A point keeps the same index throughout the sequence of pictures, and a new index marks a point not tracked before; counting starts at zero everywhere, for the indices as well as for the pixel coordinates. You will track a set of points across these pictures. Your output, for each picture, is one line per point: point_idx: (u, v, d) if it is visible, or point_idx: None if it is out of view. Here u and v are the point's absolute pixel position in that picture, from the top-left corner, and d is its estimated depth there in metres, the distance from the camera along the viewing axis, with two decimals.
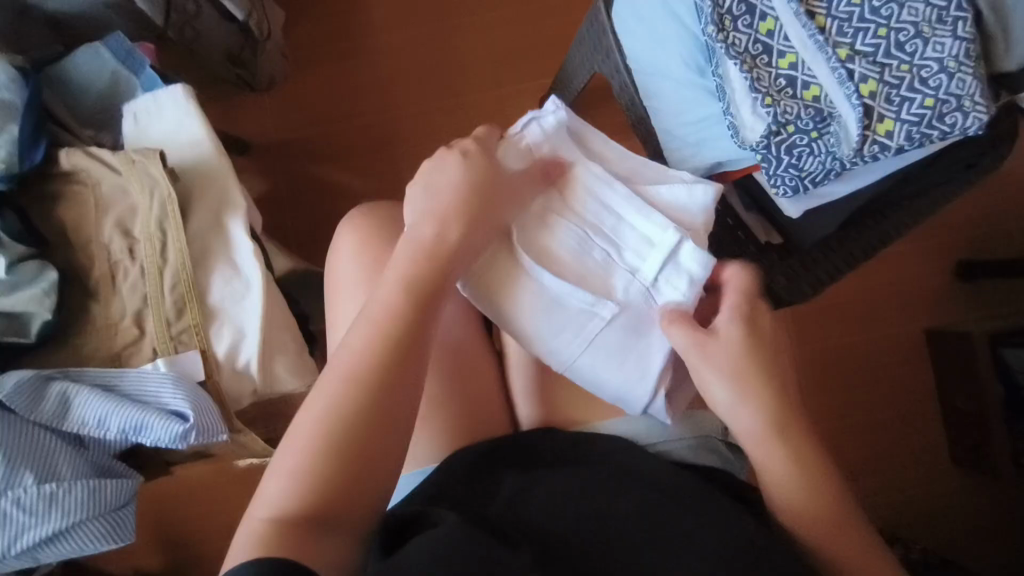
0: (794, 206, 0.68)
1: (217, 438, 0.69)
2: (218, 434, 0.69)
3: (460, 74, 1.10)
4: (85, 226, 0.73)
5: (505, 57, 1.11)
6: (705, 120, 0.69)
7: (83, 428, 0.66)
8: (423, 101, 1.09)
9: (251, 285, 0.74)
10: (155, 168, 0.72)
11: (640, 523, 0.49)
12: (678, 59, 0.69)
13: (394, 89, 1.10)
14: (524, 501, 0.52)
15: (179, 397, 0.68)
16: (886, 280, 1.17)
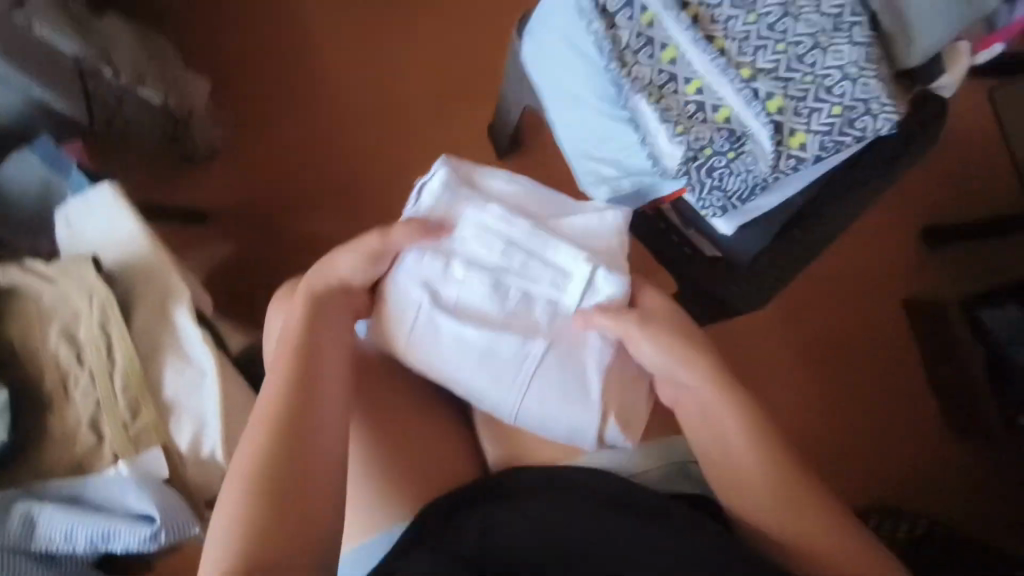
0: (727, 224, 0.67)
1: (188, 533, 0.70)
2: (190, 529, 0.70)
3: None
4: (31, 338, 0.73)
5: None
6: (628, 151, 0.68)
7: (50, 545, 0.67)
8: None
9: (205, 373, 0.74)
10: (89, 272, 0.73)
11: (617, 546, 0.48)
12: (592, 94, 0.69)
13: None
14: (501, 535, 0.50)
15: (144, 499, 0.68)
16: (857, 259, 1.15)
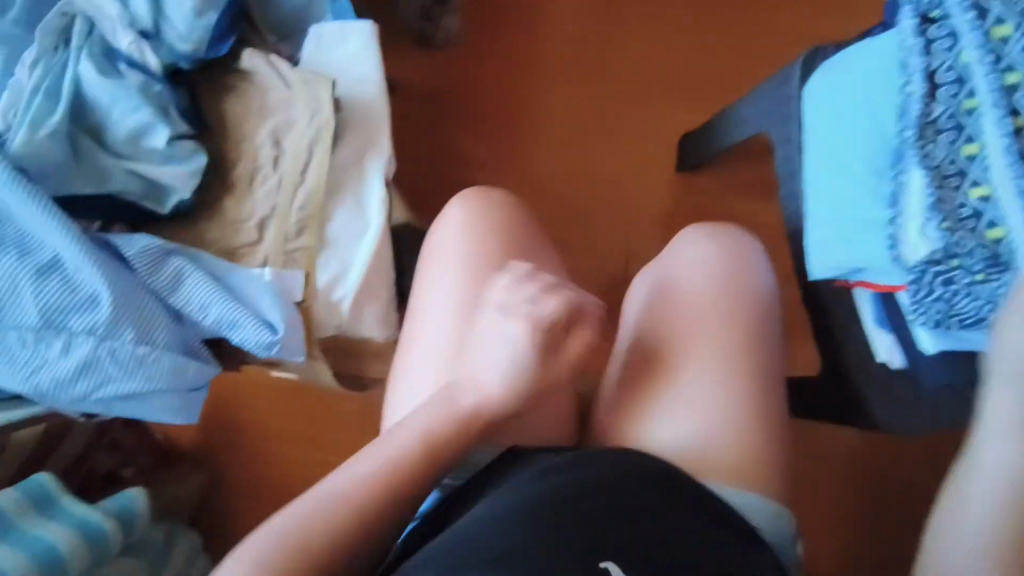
0: (937, 341, 0.61)
1: (293, 358, 0.75)
2: (296, 356, 0.75)
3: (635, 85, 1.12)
4: (245, 123, 0.79)
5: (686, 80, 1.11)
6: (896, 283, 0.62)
7: (177, 301, 0.72)
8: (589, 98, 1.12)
9: (369, 228, 0.79)
10: (324, 91, 0.77)
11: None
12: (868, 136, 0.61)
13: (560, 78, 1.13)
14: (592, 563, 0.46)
15: (275, 310, 0.73)
16: None
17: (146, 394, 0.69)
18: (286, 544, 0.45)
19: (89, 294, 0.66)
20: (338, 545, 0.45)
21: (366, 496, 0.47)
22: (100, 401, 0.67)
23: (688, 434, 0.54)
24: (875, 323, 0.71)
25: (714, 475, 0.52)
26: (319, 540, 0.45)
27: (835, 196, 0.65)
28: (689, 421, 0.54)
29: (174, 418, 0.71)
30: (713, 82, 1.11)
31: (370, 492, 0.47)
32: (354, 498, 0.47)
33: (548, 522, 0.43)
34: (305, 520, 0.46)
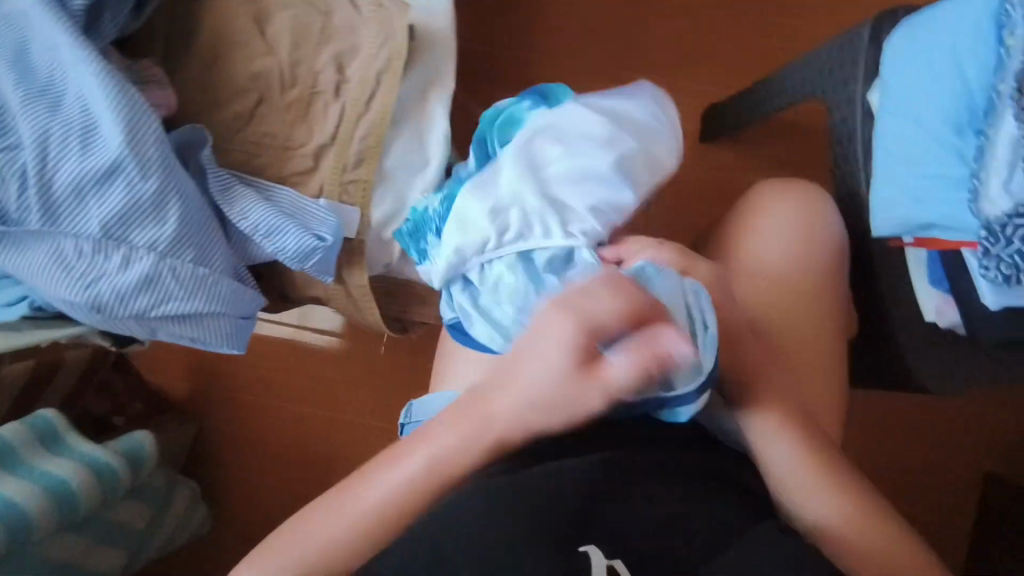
0: (994, 296, 0.64)
1: (323, 277, 0.74)
2: (326, 275, 0.74)
3: (658, 57, 1.17)
4: (303, 45, 0.75)
5: (709, 56, 1.17)
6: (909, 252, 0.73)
7: (227, 211, 0.70)
8: (613, 65, 1.18)
9: (430, 165, 0.77)
10: (398, 19, 0.75)
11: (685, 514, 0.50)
12: (953, 98, 0.64)
13: (588, 44, 1.18)
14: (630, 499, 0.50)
15: (327, 225, 0.71)
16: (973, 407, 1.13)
17: (201, 315, 0.68)
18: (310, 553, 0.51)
19: (155, 207, 0.64)
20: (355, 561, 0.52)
21: (404, 505, 0.51)
22: (154, 318, 0.66)
23: (779, 470, 0.55)
24: (927, 281, 0.72)
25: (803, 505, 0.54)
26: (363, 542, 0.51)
27: (909, 152, 0.67)
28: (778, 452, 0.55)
29: (222, 343, 0.70)
30: (735, 59, 1.17)
31: (396, 504, 0.51)
32: (383, 503, 0.51)
33: (546, 506, 0.49)
34: (387, 508, 0.51)
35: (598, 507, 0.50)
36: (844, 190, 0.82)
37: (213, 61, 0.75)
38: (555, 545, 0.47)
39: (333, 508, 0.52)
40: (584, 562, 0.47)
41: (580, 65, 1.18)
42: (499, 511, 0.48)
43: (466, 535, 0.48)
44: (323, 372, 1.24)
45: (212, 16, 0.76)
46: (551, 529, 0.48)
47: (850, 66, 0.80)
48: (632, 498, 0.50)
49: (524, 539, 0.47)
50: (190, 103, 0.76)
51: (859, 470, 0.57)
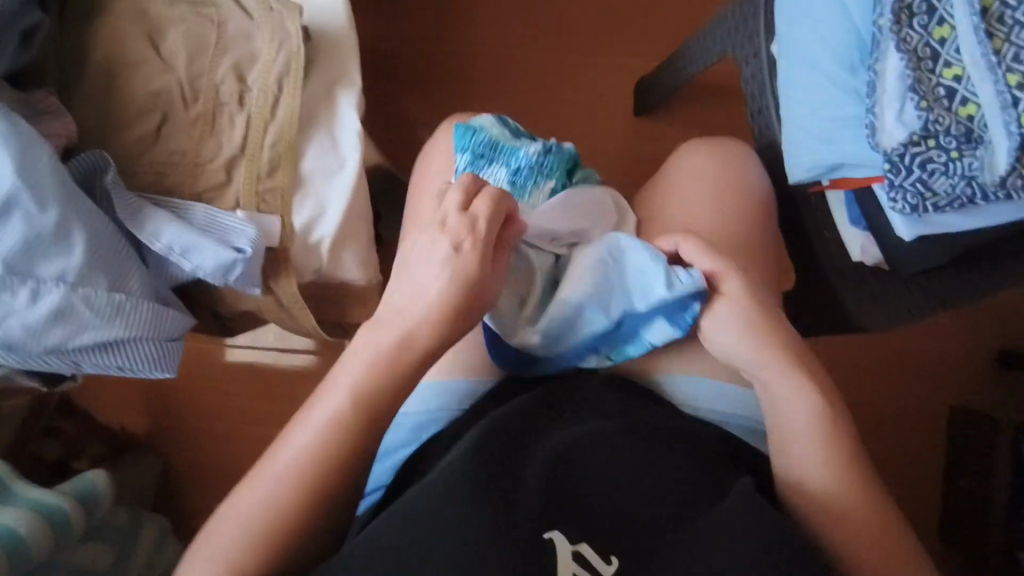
0: (907, 227, 0.64)
1: (250, 289, 0.73)
2: (252, 286, 0.73)
3: (575, 36, 1.18)
4: (200, 57, 0.74)
5: (625, 30, 1.17)
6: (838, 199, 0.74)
7: (139, 234, 0.69)
8: (532, 48, 1.17)
9: (345, 164, 0.77)
10: (291, 20, 0.75)
11: (634, 482, 0.51)
12: (841, 40, 0.66)
13: (504, 30, 1.18)
14: (578, 478, 0.52)
15: (247, 238, 0.70)
16: (923, 344, 1.15)
17: (124, 341, 0.67)
18: (240, 527, 0.51)
19: (60, 237, 0.62)
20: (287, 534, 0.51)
21: (320, 459, 0.53)
22: (72, 350, 0.65)
23: (788, 418, 0.58)
24: (847, 222, 0.73)
25: (800, 451, 0.56)
26: (291, 503, 0.52)
27: (807, 94, 0.68)
28: (776, 392, 0.59)
29: (149, 368, 0.69)
30: (650, 30, 1.17)
31: (318, 454, 0.53)
32: (298, 455, 0.53)
33: (506, 497, 0.49)
34: (302, 459, 0.53)
35: (562, 493, 0.50)
36: (762, 144, 0.83)
37: (111, 84, 0.74)
38: (519, 534, 0.47)
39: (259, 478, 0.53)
40: (550, 551, 0.47)
41: (498, 52, 1.17)
42: (464, 500, 0.48)
43: (436, 534, 0.47)
44: (278, 392, 1.22)
45: (103, 39, 0.74)
46: (518, 518, 0.48)
47: (750, 22, 0.81)
48: (586, 477, 0.52)
49: (492, 532, 0.46)
50: (91, 130, 0.74)
51: (795, 415, 0.58)
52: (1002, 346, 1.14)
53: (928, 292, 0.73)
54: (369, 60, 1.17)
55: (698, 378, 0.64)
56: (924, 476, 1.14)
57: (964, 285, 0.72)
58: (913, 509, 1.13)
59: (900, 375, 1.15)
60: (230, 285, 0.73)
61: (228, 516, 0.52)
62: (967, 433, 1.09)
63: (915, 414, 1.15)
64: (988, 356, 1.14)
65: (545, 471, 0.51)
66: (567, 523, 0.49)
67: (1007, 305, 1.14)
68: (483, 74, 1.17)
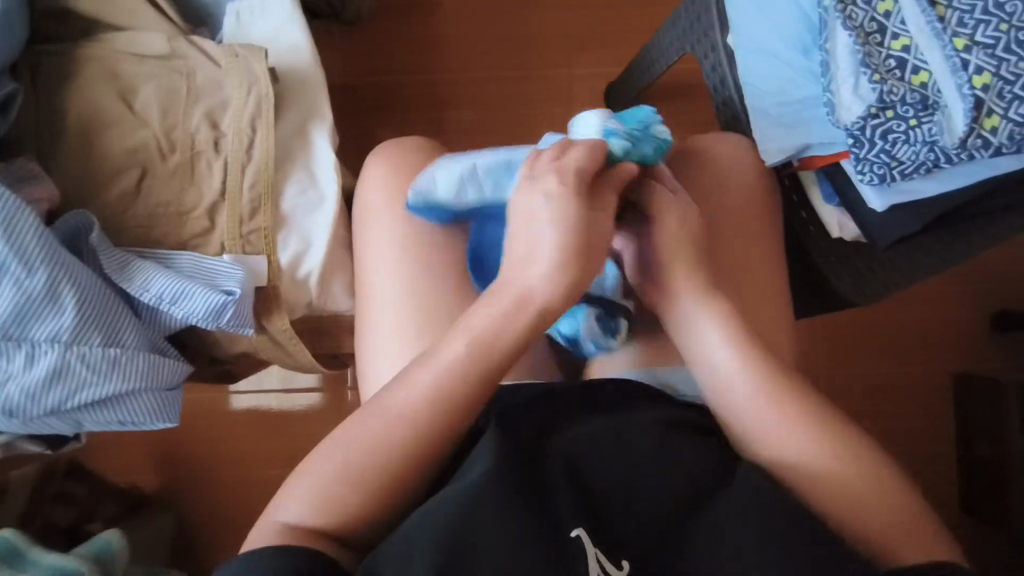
0: (878, 197, 0.66)
1: (243, 330, 0.73)
2: (246, 327, 0.73)
3: (538, 51, 1.20)
4: (172, 109, 0.76)
5: (586, 39, 1.20)
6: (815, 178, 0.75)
7: (128, 287, 0.70)
8: (498, 67, 1.19)
9: (325, 197, 0.78)
10: (257, 64, 0.77)
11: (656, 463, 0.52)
12: (792, 24, 0.68)
13: (468, 53, 1.20)
14: (599, 463, 0.53)
15: (235, 280, 0.71)
16: (917, 314, 1.15)
17: (123, 395, 0.67)
18: (328, 489, 0.51)
19: (50, 298, 0.63)
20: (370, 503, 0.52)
21: (415, 433, 0.53)
22: (73, 408, 0.66)
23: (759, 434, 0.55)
24: (822, 201, 0.75)
25: (750, 415, 0.56)
26: (383, 472, 0.52)
27: (766, 80, 0.70)
28: (719, 366, 0.58)
29: (151, 418, 0.70)
30: (610, 37, 1.20)
31: (417, 430, 0.53)
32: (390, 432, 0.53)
33: (534, 506, 0.50)
34: (395, 431, 0.53)
35: (586, 483, 0.52)
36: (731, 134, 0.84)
37: (87, 144, 0.75)
38: (548, 544, 0.48)
39: (343, 440, 0.53)
40: (574, 548, 0.48)
41: (465, 74, 1.19)
42: (498, 506, 0.48)
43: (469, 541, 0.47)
44: (283, 434, 1.22)
45: (76, 101, 0.76)
46: (542, 523, 0.49)
47: (705, 17, 0.83)
48: (598, 469, 0.52)
49: (520, 541, 0.47)
50: (72, 191, 0.75)
51: None
52: (995, 307, 1.14)
53: (912, 261, 0.73)
54: (339, 97, 1.19)
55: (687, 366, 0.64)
56: (935, 445, 1.14)
57: (946, 249, 0.72)
58: (930, 481, 1.13)
59: (898, 347, 1.15)
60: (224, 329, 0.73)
61: (303, 478, 0.52)
62: (973, 396, 1.09)
63: (918, 385, 1.15)
64: (982, 318, 1.15)
65: (569, 471, 0.52)
66: (587, 517, 0.50)
67: (996, 266, 1.15)
68: (452, 98, 1.19)
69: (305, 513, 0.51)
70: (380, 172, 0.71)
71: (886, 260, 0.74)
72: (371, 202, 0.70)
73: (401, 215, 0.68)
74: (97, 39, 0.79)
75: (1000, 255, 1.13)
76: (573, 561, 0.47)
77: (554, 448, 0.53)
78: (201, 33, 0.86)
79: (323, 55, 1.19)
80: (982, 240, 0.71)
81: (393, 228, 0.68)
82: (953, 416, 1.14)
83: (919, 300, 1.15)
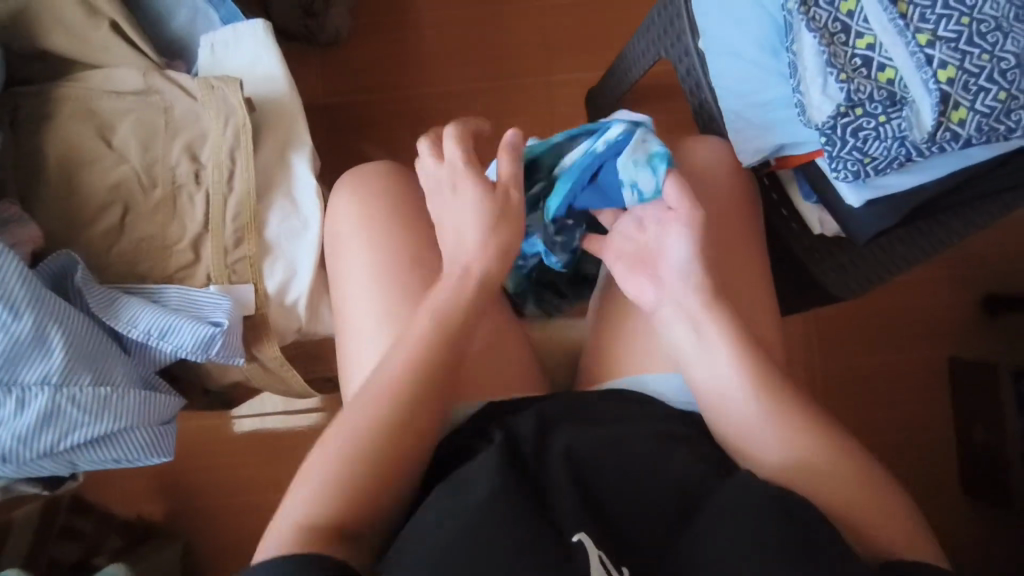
0: (855, 194, 0.67)
1: (233, 361, 0.74)
2: (236, 357, 0.74)
3: (516, 62, 1.20)
4: (152, 145, 0.76)
5: (563, 48, 1.21)
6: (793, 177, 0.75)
7: (115, 324, 0.70)
8: (476, 80, 1.20)
9: (308, 223, 0.78)
10: (233, 95, 0.77)
11: (647, 471, 0.53)
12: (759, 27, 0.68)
13: (447, 67, 1.20)
14: (597, 474, 0.53)
15: (222, 312, 0.72)
16: (907, 302, 1.16)
17: (115, 434, 0.68)
18: (329, 478, 0.51)
19: (38, 341, 0.64)
20: (368, 483, 0.51)
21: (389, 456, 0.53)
22: (65, 450, 0.66)
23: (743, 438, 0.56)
24: (802, 198, 0.75)
25: (738, 407, 0.57)
26: (358, 451, 0.53)
27: (737, 83, 0.71)
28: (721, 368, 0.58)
29: (145, 454, 0.70)
30: (588, 45, 1.21)
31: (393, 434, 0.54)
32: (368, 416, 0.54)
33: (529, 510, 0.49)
34: (370, 415, 0.54)
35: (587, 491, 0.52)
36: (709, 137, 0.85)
37: (69, 184, 0.75)
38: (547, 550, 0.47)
39: (333, 437, 0.54)
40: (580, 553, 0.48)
41: (445, 89, 1.20)
42: (504, 514, 0.48)
43: (475, 547, 0.47)
44: (283, 458, 1.22)
45: (56, 141, 0.76)
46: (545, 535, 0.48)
47: (676, 22, 0.84)
48: (596, 484, 0.53)
49: (526, 548, 0.47)
50: (57, 231, 0.75)
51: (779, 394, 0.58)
52: (985, 290, 1.15)
53: (892, 254, 0.73)
54: (321, 119, 1.19)
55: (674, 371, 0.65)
56: (934, 431, 1.14)
57: (927, 239, 0.72)
58: (933, 467, 1.13)
59: (891, 336, 1.16)
60: (214, 360, 0.73)
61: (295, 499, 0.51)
62: (969, 381, 1.09)
63: (913, 372, 1.15)
64: (973, 302, 1.15)
65: (570, 482, 0.52)
66: (589, 529, 0.50)
67: (983, 250, 1.16)
68: (433, 113, 1.19)
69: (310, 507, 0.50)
70: (343, 201, 0.73)
71: (865, 255, 0.74)
72: (338, 231, 0.72)
73: (366, 243, 0.70)
74: (74, 79, 0.79)
75: (986, 239, 1.14)
76: (579, 565, 0.47)
77: (552, 460, 0.54)
78: (177, 66, 0.86)
79: (302, 78, 1.19)
80: (963, 227, 0.71)
81: (361, 258, 0.70)
82: (950, 401, 1.14)
83: (910, 288, 1.16)
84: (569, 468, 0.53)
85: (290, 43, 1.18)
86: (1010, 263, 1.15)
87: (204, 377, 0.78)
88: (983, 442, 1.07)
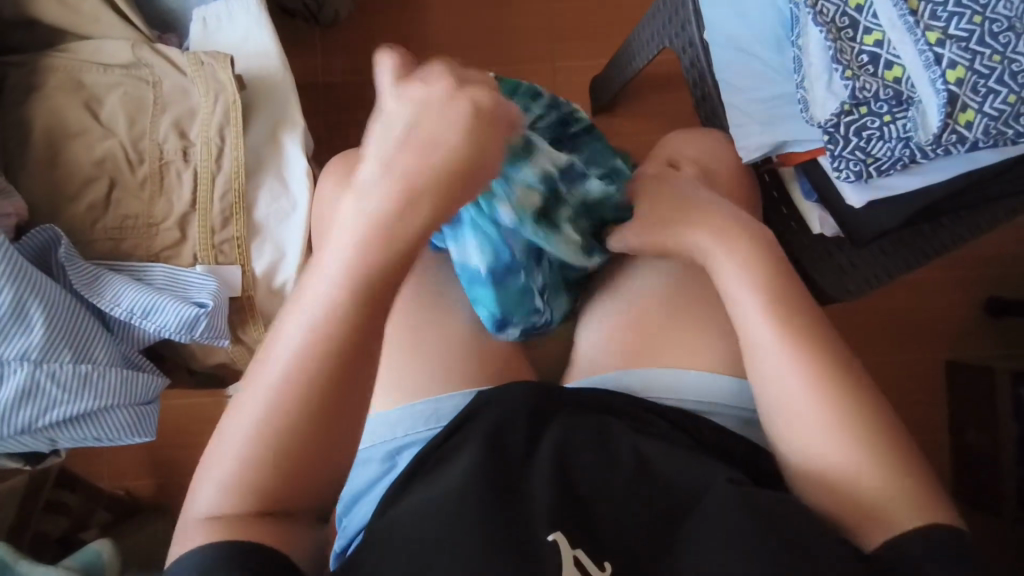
0: (858, 194, 0.65)
1: (219, 341, 0.72)
2: (222, 338, 0.72)
3: (519, 46, 1.18)
4: (141, 120, 0.75)
5: (567, 34, 1.18)
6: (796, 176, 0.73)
7: (98, 303, 0.69)
8: (478, 64, 1.18)
9: (297, 206, 0.77)
10: (223, 71, 0.76)
11: (628, 471, 0.53)
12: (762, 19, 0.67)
13: (448, 50, 1.18)
14: (576, 466, 0.53)
15: (208, 293, 0.71)
16: (905, 302, 1.14)
17: (95, 412, 0.67)
18: (246, 444, 0.44)
19: (17, 317, 0.63)
20: (282, 464, 0.43)
21: (281, 424, 0.43)
22: (45, 427, 0.65)
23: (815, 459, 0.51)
24: (802, 197, 0.73)
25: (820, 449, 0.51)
26: (280, 436, 0.43)
27: (739, 77, 0.69)
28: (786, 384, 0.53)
29: (126, 434, 0.69)
30: (592, 32, 1.18)
31: (290, 394, 0.44)
32: (290, 383, 0.44)
33: (511, 514, 0.49)
34: (289, 388, 0.43)
35: (571, 491, 0.52)
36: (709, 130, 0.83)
37: (54, 157, 0.74)
38: (524, 552, 0.47)
39: (244, 404, 0.45)
40: (551, 554, 0.47)
41: None
42: (475, 515, 0.48)
43: (462, 551, 0.46)
44: None
45: (42, 114, 0.74)
46: (521, 534, 0.48)
47: (681, 11, 0.82)
48: (578, 483, 0.52)
49: (499, 551, 0.46)
50: (41, 206, 0.73)
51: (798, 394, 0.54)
52: (984, 293, 1.14)
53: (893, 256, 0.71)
54: (318, 98, 1.17)
55: (676, 369, 0.62)
56: (927, 432, 1.13)
57: (927, 242, 0.70)
58: None
59: (888, 337, 1.14)
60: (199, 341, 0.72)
61: (204, 483, 0.45)
62: (966, 385, 1.09)
63: (909, 374, 1.14)
64: (973, 305, 1.14)
65: (552, 479, 0.52)
66: (568, 526, 0.49)
67: (985, 253, 1.15)
68: None
69: (227, 479, 0.44)
70: (331, 184, 0.71)
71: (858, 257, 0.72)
72: (326, 214, 0.71)
73: None
74: (63, 49, 0.78)
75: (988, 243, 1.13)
76: (549, 567, 0.46)
77: (541, 458, 0.54)
78: (169, 39, 0.84)
79: (300, 55, 1.17)
80: (967, 230, 0.69)
81: None
82: (946, 403, 1.13)
83: (910, 289, 1.14)
84: (558, 466, 0.53)
85: (288, 20, 1.16)
86: (1011, 267, 1.14)
87: (190, 358, 0.77)
88: (976, 445, 1.06)
